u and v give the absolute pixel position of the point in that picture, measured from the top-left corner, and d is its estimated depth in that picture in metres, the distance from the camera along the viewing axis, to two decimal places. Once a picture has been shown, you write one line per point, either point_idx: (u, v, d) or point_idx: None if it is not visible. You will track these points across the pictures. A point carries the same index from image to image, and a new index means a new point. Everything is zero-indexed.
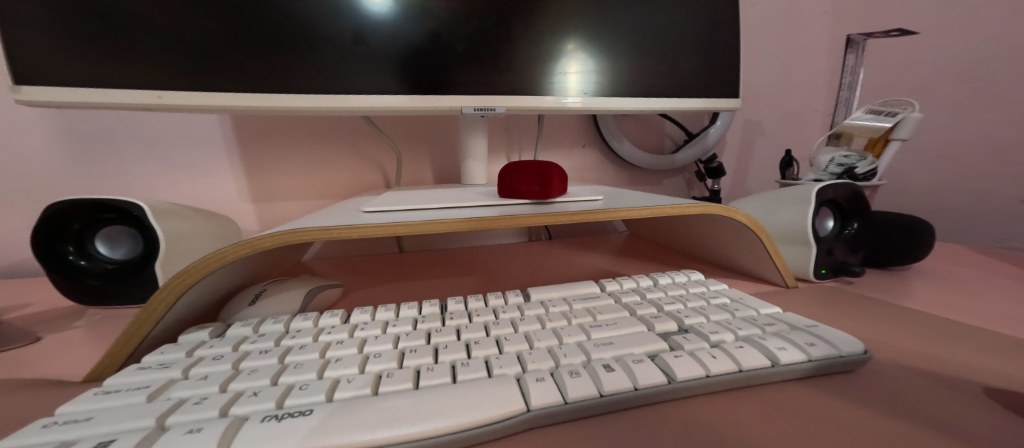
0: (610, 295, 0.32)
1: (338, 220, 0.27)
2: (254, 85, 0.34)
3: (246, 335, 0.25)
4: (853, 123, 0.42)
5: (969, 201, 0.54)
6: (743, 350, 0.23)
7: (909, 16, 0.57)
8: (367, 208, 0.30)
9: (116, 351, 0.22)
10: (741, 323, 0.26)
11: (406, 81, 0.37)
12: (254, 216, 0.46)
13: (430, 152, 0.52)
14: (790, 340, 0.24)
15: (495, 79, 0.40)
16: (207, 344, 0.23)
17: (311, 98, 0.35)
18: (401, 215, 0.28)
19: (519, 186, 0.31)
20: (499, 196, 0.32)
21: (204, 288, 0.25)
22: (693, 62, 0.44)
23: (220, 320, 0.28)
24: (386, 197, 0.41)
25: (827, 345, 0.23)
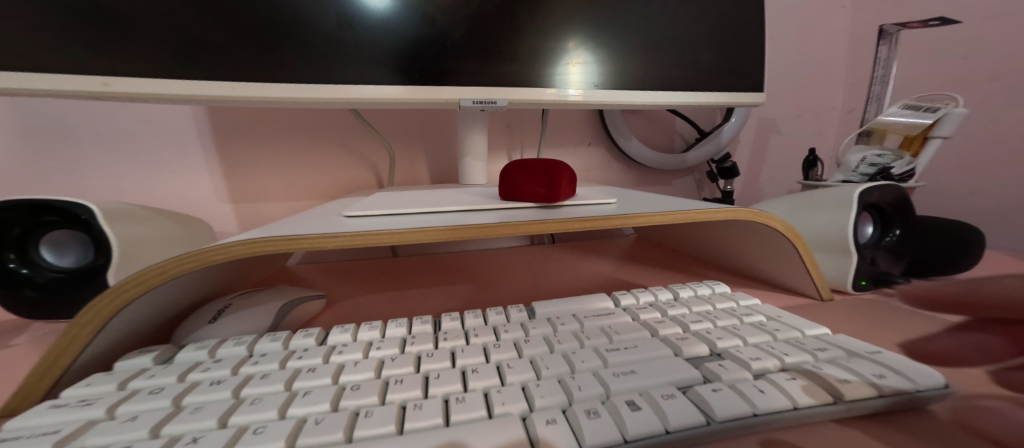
0: (625, 310, 0.28)
1: (312, 226, 0.23)
2: (224, 72, 0.30)
3: (199, 361, 0.21)
4: (887, 119, 0.38)
5: (1003, 204, 0.51)
6: (794, 382, 0.19)
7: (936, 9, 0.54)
8: (349, 212, 0.26)
9: (30, 384, 0.18)
10: (786, 347, 0.22)
11: (398, 70, 0.33)
12: (231, 217, 0.42)
13: (425, 149, 0.48)
14: (851, 369, 0.20)
15: (497, 69, 0.36)
16: (147, 372, 0.19)
17: (290, 88, 0.31)
18: (388, 220, 0.24)
19: (523, 187, 0.27)
20: (501, 198, 0.29)
21: (149, 305, 0.21)
22: (713, 53, 0.41)
23: (173, 341, 0.24)
24: (374, 199, 0.37)
25: (898, 376, 0.19)
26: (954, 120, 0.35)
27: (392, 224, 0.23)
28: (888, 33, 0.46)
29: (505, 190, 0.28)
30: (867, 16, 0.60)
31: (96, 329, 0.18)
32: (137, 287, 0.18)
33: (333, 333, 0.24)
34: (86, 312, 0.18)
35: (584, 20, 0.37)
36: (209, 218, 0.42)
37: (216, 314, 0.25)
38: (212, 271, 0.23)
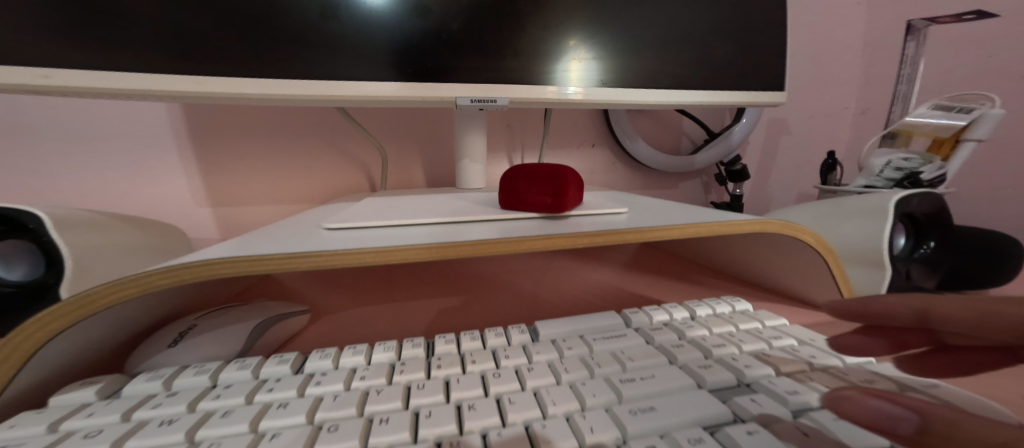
0: (638, 331, 0.26)
1: (285, 241, 0.20)
2: (194, 65, 0.26)
3: (152, 395, 0.18)
4: (915, 120, 0.36)
5: None
6: (842, 424, 0.17)
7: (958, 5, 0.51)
8: (330, 223, 0.23)
9: None
10: (823, 378, 0.20)
11: (390, 65, 0.30)
12: (210, 222, 0.39)
13: (421, 150, 0.45)
14: None
15: (498, 66, 0.33)
16: (84, 411, 0.17)
17: (266, 83, 0.28)
18: (374, 234, 0.22)
19: (526, 196, 0.25)
20: (503, 207, 0.26)
21: (89, 332, 0.18)
22: (729, 49, 0.38)
23: (126, 369, 0.21)
24: (363, 205, 0.34)
25: None
26: (990, 122, 0.32)
27: (375, 239, 0.20)
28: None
29: (506, 199, 0.26)
30: (883, 12, 0.57)
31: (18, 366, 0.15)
32: (62, 317, 0.15)
33: (311, 359, 0.22)
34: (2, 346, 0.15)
35: (591, 12, 0.34)
36: (185, 224, 0.39)
37: (177, 336, 0.23)
38: (170, 292, 0.21)
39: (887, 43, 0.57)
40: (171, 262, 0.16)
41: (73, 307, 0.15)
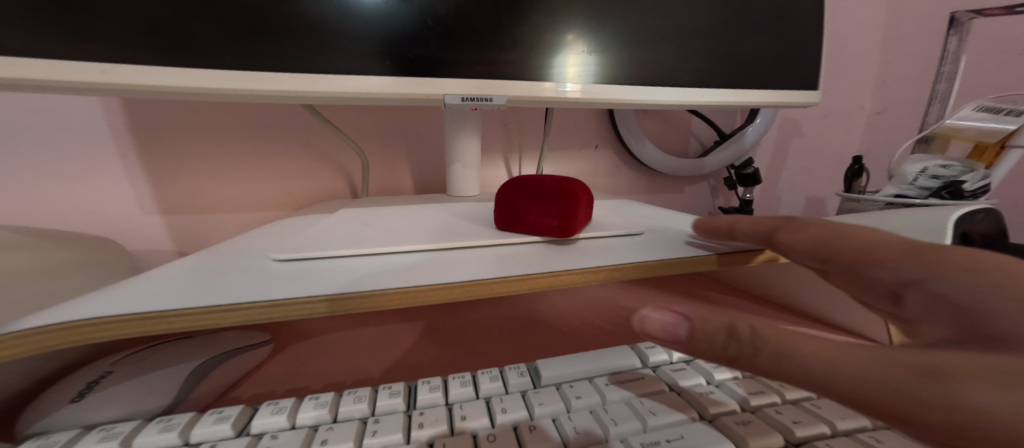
0: (658, 372, 0.22)
1: (227, 286, 0.17)
2: (114, 52, 0.21)
3: None
4: (957, 124, 0.32)
5: None
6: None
7: None
8: (284, 254, 0.20)
9: None
10: (885, 438, 0.18)
11: (365, 56, 0.26)
12: (171, 235, 0.35)
13: (407, 153, 0.41)
14: None
15: (493, 58, 0.29)
16: None
17: (215, 76, 0.23)
18: (336, 271, 0.18)
19: (528, 215, 0.21)
20: (500, 227, 0.22)
21: None
22: (752, 42, 0.34)
23: (15, 435, 0.17)
24: (336, 218, 0.30)
25: None
26: None
27: (340, 281, 0.17)
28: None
29: (503, 218, 0.22)
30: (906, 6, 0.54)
31: None
32: None
33: (259, 416, 0.18)
34: None
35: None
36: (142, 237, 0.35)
37: (83, 388, 0.19)
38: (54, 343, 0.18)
39: (911, 38, 0.53)
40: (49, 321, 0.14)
41: None
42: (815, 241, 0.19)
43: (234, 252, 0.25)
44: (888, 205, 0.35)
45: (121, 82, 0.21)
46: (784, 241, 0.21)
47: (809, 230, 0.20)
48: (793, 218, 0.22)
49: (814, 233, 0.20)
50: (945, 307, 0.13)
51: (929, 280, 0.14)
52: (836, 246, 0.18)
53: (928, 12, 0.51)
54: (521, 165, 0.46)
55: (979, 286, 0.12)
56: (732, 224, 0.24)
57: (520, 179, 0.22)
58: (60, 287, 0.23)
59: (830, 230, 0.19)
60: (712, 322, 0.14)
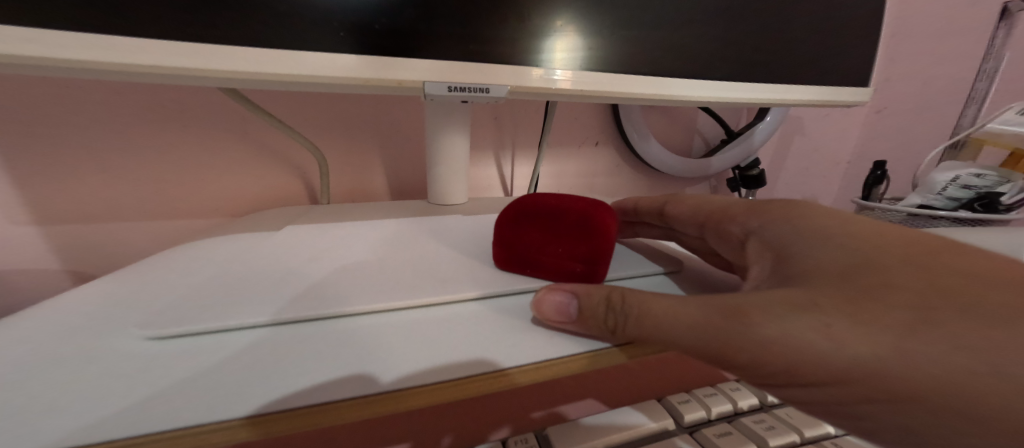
0: (696, 435, 0.20)
1: (52, 404, 0.11)
2: None
3: None
4: (998, 128, 0.30)
5: None
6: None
7: None
8: (165, 329, 0.14)
9: None
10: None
11: (312, 24, 0.20)
12: (96, 247, 0.32)
13: (384, 151, 0.36)
14: None
15: (488, 34, 0.23)
16: None
17: (97, 44, 0.16)
18: (240, 360, 0.13)
19: (542, 248, 0.19)
20: (499, 264, 0.20)
21: None
22: (783, 29, 0.29)
23: None
24: (277, 241, 0.24)
25: None
26: None
27: (239, 383, 0.12)
28: (1010, 12, 0.36)
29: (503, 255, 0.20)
30: None
31: None
32: None
33: None
34: None
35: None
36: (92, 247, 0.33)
37: None
38: None
39: (932, 34, 0.50)
40: None
41: None
42: (692, 211, 0.25)
43: (112, 295, 0.18)
44: (911, 216, 0.32)
45: None
46: (671, 212, 0.26)
47: (687, 203, 0.26)
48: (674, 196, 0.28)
49: (691, 205, 0.26)
50: (764, 252, 0.18)
51: (760, 231, 0.19)
52: (704, 214, 0.24)
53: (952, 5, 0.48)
54: (514, 163, 0.42)
55: (780, 236, 0.18)
56: (635, 203, 0.29)
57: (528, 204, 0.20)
58: None
59: (700, 202, 0.25)
60: (594, 297, 0.16)
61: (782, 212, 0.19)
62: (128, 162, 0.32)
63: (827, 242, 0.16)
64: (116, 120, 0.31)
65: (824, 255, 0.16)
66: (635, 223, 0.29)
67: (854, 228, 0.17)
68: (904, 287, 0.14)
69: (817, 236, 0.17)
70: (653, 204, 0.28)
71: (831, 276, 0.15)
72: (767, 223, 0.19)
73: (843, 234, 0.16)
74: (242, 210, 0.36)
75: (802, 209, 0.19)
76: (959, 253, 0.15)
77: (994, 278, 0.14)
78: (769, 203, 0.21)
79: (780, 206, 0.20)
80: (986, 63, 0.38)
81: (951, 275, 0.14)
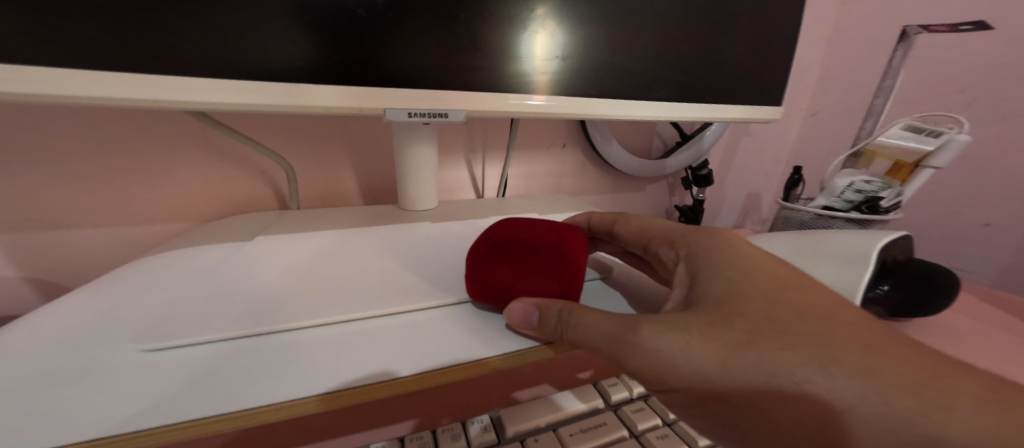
0: (618, 412, 0.24)
1: (72, 407, 0.14)
2: None
3: None
4: (886, 141, 0.35)
5: (931, 225, 0.50)
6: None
7: (925, 8, 0.49)
8: (155, 342, 0.17)
9: None
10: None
11: (277, 57, 0.22)
12: (63, 250, 0.33)
13: (357, 157, 0.39)
14: None
15: (452, 61, 0.25)
16: None
17: (45, 78, 0.17)
18: (225, 369, 0.16)
19: (518, 280, 0.22)
20: (472, 296, 0.22)
21: None
22: (713, 53, 0.33)
23: None
24: (247, 252, 0.26)
25: None
26: (954, 150, 0.31)
27: (239, 387, 0.15)
28: (907, 35, 0.40)
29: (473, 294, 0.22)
30: (857, 10, 0.56)
31: None
32: None
33: None
34: None
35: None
36: (65, 251, 0.34)
37: None
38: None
39: (861, 44, 0.56)
40: None
41: None
42: (635, 230, 0.29)
43: (100, 307, 0.20)
44: (818, 216, 0.38)
45: None
46: (620, 231, 0.30)
47: (632, 223, 0.29)
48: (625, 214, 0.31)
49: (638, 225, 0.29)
50: (685, 277, 0.22)
51: (688, 258, 0.23)
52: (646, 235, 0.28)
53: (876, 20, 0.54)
54: (484, 165, 0.45)
55: (697, 265, 0.22)
56: (589, 220, 0.32)
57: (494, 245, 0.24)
58: None
59: (645, 222, 0.28)
60: (550, 309, 0.20)
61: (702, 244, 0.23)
62: (96, 171, 0.33)
63: (719, 274, 0.20)
64: (83, 129, 0.31)
65: (712, 286, 0.20)
66: (594, 238, 0.33)
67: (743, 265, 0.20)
68: (749, 315, 0.18)
69: (721, 267, 0.20)
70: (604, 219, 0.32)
71: (723, 306, 0.19)
72: (694, 252, 0.23)
73: (731, 269, 0.20)
74: (221, 213, 0.38)
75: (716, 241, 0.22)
76: (804, 289, 0.19)
77: (823, 315, 0.18)
78: (700, 230, 0.25)
79: (707, 235, 0.23)
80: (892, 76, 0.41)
81: (787, 307, 0.18)
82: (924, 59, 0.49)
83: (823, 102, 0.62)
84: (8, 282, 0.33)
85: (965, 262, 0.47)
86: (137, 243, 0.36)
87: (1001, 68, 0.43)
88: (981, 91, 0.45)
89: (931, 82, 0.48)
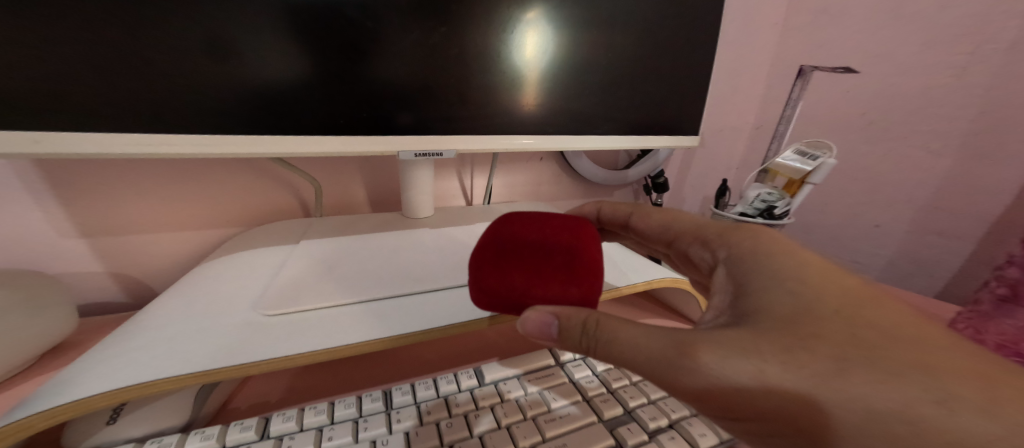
0: (563, 368, 0.33)
1: (246, 338, 0.26)
2: (96, 121, 0.25)
3: None
4: (783, 162, 0.45)
5: (839, 224, 0.61)
6: (674, 442, 0.27)
7: (842, 41, 0.59)
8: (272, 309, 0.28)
9: None
10: (674, 403, 0.31)
11: (326, 118, 0.32)
12: (138, 251, 0.43)
13: (368, 173, 0.48)
14: (707, 424, 0.29)
15: (450, 115, 0.36)
16: None
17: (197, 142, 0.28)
18: (317, 324, 0.28)
19: (536, 287, 0.27)
20: (487, 298, 0.27)
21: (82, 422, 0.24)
22: (638, 97, 0.45)
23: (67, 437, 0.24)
24: (303, 253, 0.36)
25: (714, 435, 0.28)
26: (824, 171, 0.42)
27: (332, 331, 0.27)
28: (805, 72, 0.48)
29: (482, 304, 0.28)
30: (795, 37, 0.66)
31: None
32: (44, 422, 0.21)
33: (275, 423, 0.26)
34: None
35: (529, 62, 0.37)
36: (147, 252, 0.43)
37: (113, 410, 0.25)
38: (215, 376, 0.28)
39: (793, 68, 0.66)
40: (141, 373, 0.23)
41: (14, 430, 0.20)
42: (656, 223, 0.38)
43: (217, 288, 0.31)
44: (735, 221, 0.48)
45: (113, 150, 0.26)
46: (639, 223, 0.39)
47: (652, 217, 0.38)
48: (638, 207, 0.41)
49: (656, 220, 0.38)
50: (727, 283, 0.26)
51: (732, 265, 0.27)
52: (667, 232, 0.36)
53: (807, 48, 0.64)
54: (473, 176, 0.55)
55: (746, 275, 0.25)
56: (601, 209, 0.43)
57: (505, 252, 0.28)
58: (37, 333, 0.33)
59: (666, 220, 0.37)
60: (572, 321, 0.25)
61: (741, 254, 0.27)
62: (165, 190, 0.42)
63: (779, 286, 0.23)
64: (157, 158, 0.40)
65: (764, 299, 0.23)
66: (606, 227, 0.44)
67: (796, 277, 0.23)
68: (830, 340, 0.20)
69: (776, 276, 0.23)
70: (617, 212, 0.42)
71: (790, 324, 0.21)
72: (734, 256, 0.27)
73: (789, 281, 0.23)
74: (262, 220, 0.47)
75: (754, 252, 0.26)
76: (885, 309, 0.22)
77: (908, 343, 0.20)
78: (736, 230, 0.29)
79: (745, 238, 0.28)
80: (787, 109, 0.50)
81: (871, 333, 0.20)
82: (839, 84, 0.59)
83: (767, 117, 0.72)
84: (96, 275, 0.42)
85: (862, 255, 0.59)
86: (193, 245, 0.45)
87: (891, 96, 0.53)
88: (876, 115, 0.55)
89: (843, 105, 0.58)
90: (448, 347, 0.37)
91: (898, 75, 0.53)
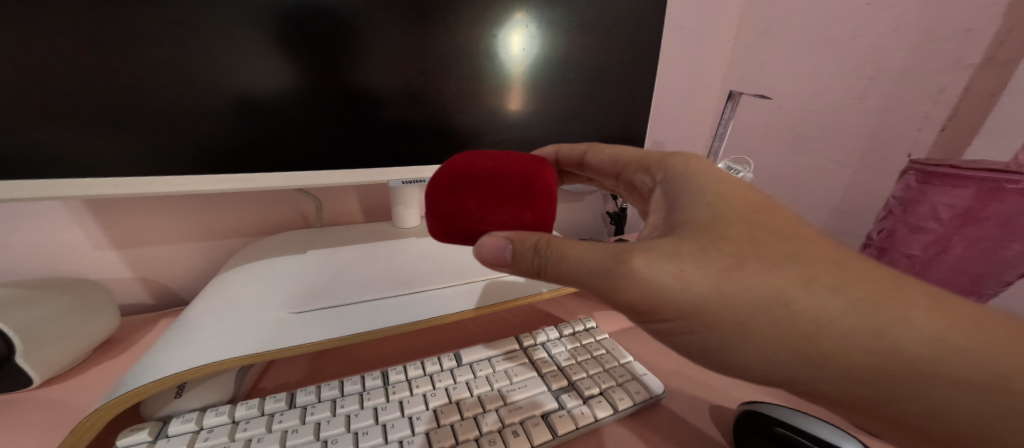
0: (524, 351, 0.42)
1: (281, 329, 0.34)
2: (162, 166, 0.35)
3: (192, 431, 0.30)
4: None
5: None
6: (599, 404, 0.36)
7: (776, 61, 0.67)
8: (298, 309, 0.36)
9: (85, 425, 0.28)
10: (605, 376, 0.39)
11: (329, 154, 0.41)
12: (164, 261, 0.50)
13: (366, 189, 0.56)
14: (627, 390, 0.38)
15: (432, 148, 0.46)
16: (177, 421, 0.31)
17: (236, 180, 0.37)
18: (333, 317, 0.36)
19: (497, 211, 0.33)
20: (455, 224, 0.33)
21: (158, 398, 0.32)
22: (590, 123, 0.54)
23: (147, 411, 0.32)
24: (313, 261, 0.44)
25: (630, 400, 0.37)
26: None
27: (348, 322, 0.36)
28: (733, 97, 0.56)
29: (444, 230, 0.33)
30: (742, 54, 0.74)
31: (111, 413, 0.29)
32: (144, 392, 0.29)
33: (300, 395, 0.34)
34: (109, 405, 0.28)
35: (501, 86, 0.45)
36: (170, 261, 0.50)
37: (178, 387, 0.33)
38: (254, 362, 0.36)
39: (738, 83, 0.74)
40: (210, 356, 0.31)
41: (127, 397, 0.29)
42: (607, 159, 0.45)
43: (246, 290, 0.39)
44: None
45: (176, 188, 0.35)
46: (592, 160, 0.47)
47: (604, 153, 0.46)
48: (590, 146, 0.47)
49: (608, 154, 0.45)
50: (664, 202, 0.33)
51: (669, 186, 0.34)
52: (617, 163, 0.44)
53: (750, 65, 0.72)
54: None
55: (677, 192, 0.32)
56: (559, 152, 0.48)
57: (464, 181, 0.32)
58: (95, 330, 0.41)
59: (616, 154, 0.44)
60: (526, 244, 0.30)
61: (676, 175, 0.34)
62: (184, 211, 0.48)
63: (701, 201, 0.29)
64: None
65: (689, 211, 0.29)
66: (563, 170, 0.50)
67: (713, 192, 0.30)
68: (734, 240, 0.26)
69: (698, 194, 0.30)
70: (574, 151, 0.47)
71: (704, 233, 0.27)
72: (673, 178, 0.34)
73: (710, 196, 0.29)
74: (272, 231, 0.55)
75: (687, 173, 0.34)
76: (772, 213, 0.28)
77: (786, 244, 0.25)
78: (674, 156, 0.38)
79: (682, 162, 0.35)
80: (720, 127, 0.58)
81: (760, 230, 0.26)
82: (775, 100, 0.67)
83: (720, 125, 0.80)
84: (131, 283, 0.49)
85: None
86: (212, 255, 0.52)
87: (813, 113, 0.62)
88: (802, 129, 0.64)
89: (777, 118, 0.67)
90: (434, 334, 0.46)
91: (819, 95, 0.61)
